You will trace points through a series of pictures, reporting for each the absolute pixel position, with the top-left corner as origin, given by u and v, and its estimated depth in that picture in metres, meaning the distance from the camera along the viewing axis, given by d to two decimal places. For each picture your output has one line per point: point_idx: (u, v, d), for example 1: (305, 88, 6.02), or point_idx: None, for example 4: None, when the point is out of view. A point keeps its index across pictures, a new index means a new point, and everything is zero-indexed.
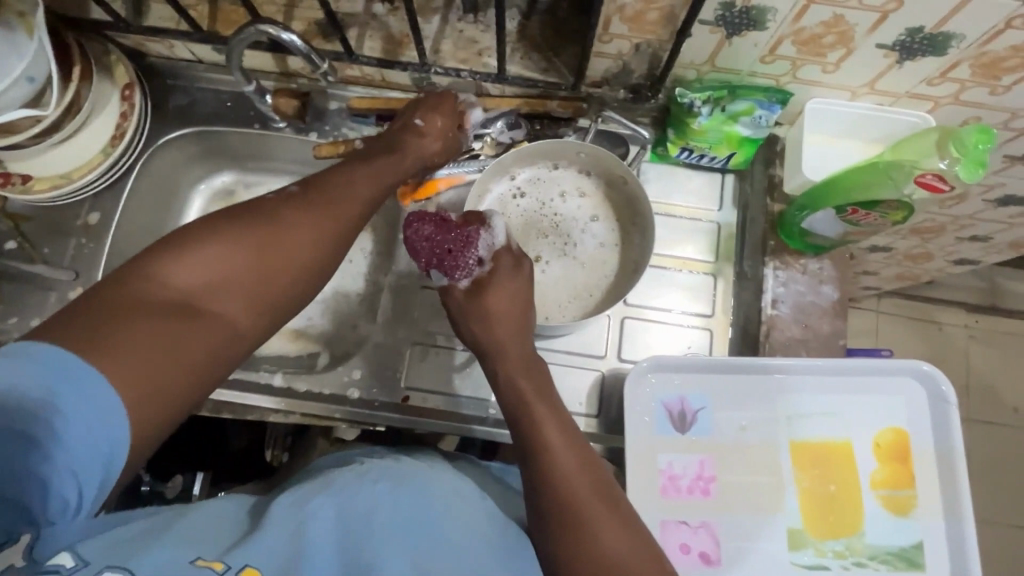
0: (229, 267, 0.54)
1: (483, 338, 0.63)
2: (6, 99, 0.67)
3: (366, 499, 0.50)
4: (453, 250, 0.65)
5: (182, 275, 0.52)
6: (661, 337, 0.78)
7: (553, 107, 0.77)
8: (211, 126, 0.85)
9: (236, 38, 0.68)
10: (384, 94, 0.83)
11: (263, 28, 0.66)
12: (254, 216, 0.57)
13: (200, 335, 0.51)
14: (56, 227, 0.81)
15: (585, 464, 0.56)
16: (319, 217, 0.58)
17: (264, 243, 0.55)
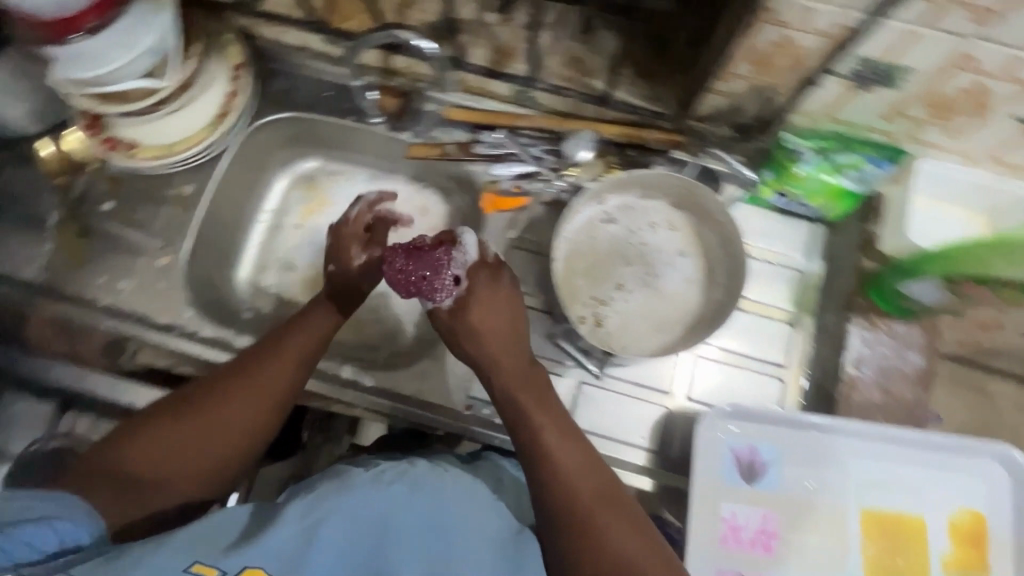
0: (182, 444, 0.60)
1: (479, 354, 0.63)
2: (130, 70, 0.70)
3: (383, 500, 0.53)
4: (428, 276, 0.65)
5: (145, 453, 0.59)
6: (730, 381, 0.77)
7: (649, 137, 0.76)
8: (308, 113, 0.86)
9: (368, 38, 0.71)
10: (480, 103, 0.83)
11: (402, 34, 0.70)
12: (217, 375, 0.64)
13: (150, 505, 0.58)
14: (148, 194, 0.83)
15: (591, 473, 0.57)
16: (274, 364, 0.65)
17: (219, 399, 0.62)
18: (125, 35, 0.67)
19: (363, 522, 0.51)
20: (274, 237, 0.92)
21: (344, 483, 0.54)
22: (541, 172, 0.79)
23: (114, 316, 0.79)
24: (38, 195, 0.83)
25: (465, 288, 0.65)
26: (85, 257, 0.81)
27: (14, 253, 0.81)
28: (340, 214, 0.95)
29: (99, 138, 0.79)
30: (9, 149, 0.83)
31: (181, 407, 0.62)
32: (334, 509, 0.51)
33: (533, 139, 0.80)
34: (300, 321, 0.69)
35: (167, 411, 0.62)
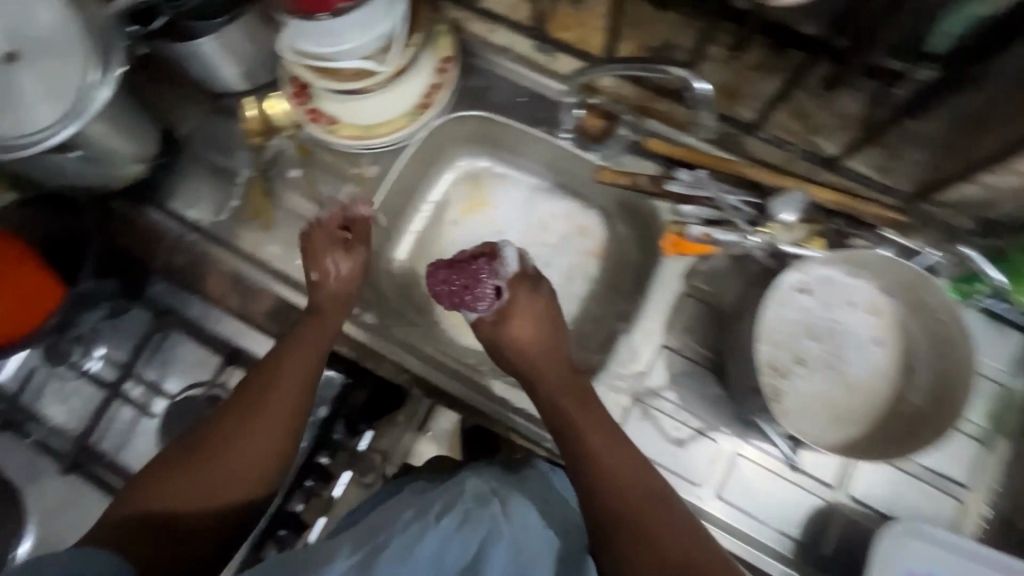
0: (201, 478, 0.62)
1: (523, 360, 0.70)
2: (358, 50, 0.71)
3: (433, 543, 0.54)
4: (470, 287, 0.71)
5: (171, 491, 0.61)
6: (907, 492, 0.69)
7: (866, 211, 0.70)
8: (496, 115, 0.84)
9: (643, 65, 0.68)
10: (679, 138, 0.77)
11: (675, 70, 0.67)
12: (226, 411, 0.66)
13: (182, 539, 0.61)
14: (332, 170, 0.85)
15: (632, 474, 0.60)
16: (277, 394, 0.66)
17: (235, 439, 0.64)
18: (364, 21, 0.68)
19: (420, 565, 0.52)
20: (433, 229, 0.93)
21: (395, 526, 0.55)
22: (735, 223, 0.73)
23: (286, 282, 0.81)
24: (233, 149, 0.87)
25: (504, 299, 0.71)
26: (266, 218, 0.84)
27: (203, 199, 0.85)
28: (498, 217, 0.93)
29: (304, 108, 0.80)
30: (216, 100, 0.88)
31: (198, 444, 0.64)
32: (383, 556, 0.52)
33: (732, 188, 0.74)
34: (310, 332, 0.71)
35: (184, 450, 0.64)
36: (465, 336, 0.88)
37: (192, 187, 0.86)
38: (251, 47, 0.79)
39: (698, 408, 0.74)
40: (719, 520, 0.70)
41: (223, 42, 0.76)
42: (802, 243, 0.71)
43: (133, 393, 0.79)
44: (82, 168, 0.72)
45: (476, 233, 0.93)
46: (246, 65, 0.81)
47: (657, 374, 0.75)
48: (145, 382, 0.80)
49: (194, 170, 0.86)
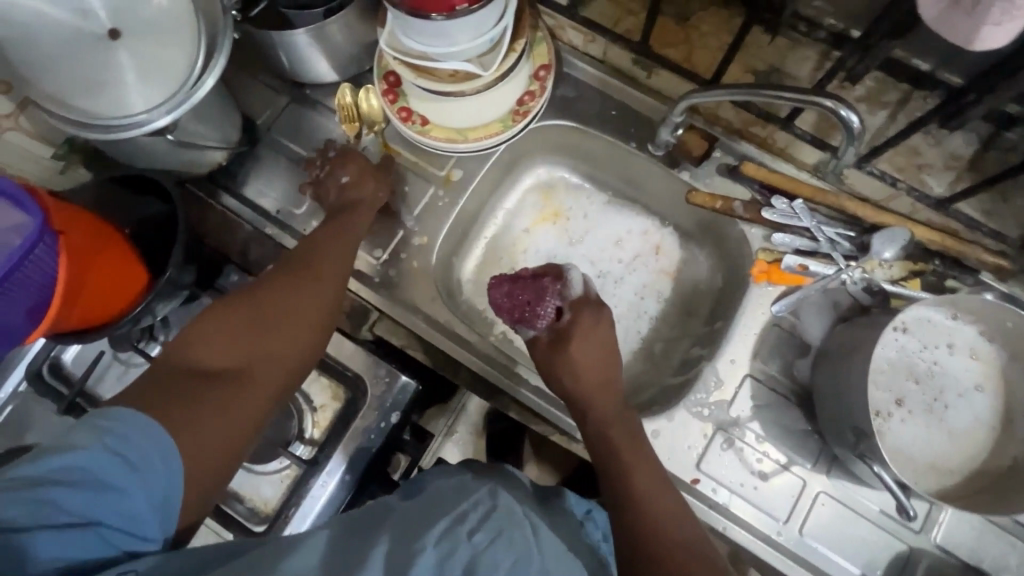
0: (249, 345, 0.62)
1: (570, 388, 0.69)
2: (465, 52, 0.69)
3: (465, 559, 0.48)
4: (530, 303, 0.71)
5: (221, 349, 0.61)
6: (994, 543, 0.68)
7: (971, 255, 0.69)
8: (588, 127, 0.84)
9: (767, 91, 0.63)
10: (776, 165, 0.77)
11: (822, 101, 0.60)
12: (255, 312, 0.64)
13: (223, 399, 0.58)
14: (415, 170, 0.83)
15: (669, 517, 0.59)
16: (303, 295, 0.66)
17: (270, 341, 0.63)
18: (481, 19, 0.66)
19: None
20: (505, 236, 0.92)
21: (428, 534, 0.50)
22: (832, 256, 0.73)
23: (364, 281, 0.80)
24: (313, 141, 0.84)
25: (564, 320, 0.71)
26: None
27: (281, 191, 0.83)
28: (573, 228, 0.91)
29: (395, 106, 0.79)
30: (297, 90, 0.86)
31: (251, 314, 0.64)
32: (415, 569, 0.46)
33: (830, 220, 0.74)
34: (331, 243, 0.71)
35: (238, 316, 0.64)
36: None
37: (267, 176, 0.83)
38: (345, 40, 0.77)
39: (783, 443, 0.72)
40: (798, 555, 0.70)
41: (320, 33, 0.74)
42: (898, 281, 0.71)
43: None
44: (173, 150, 0.72)
45: (549, 243, 0.91)
46: (337, 57, 0.79)
47: (741, 404, 0.73)
48: None
49: (270, 160, 0.84)
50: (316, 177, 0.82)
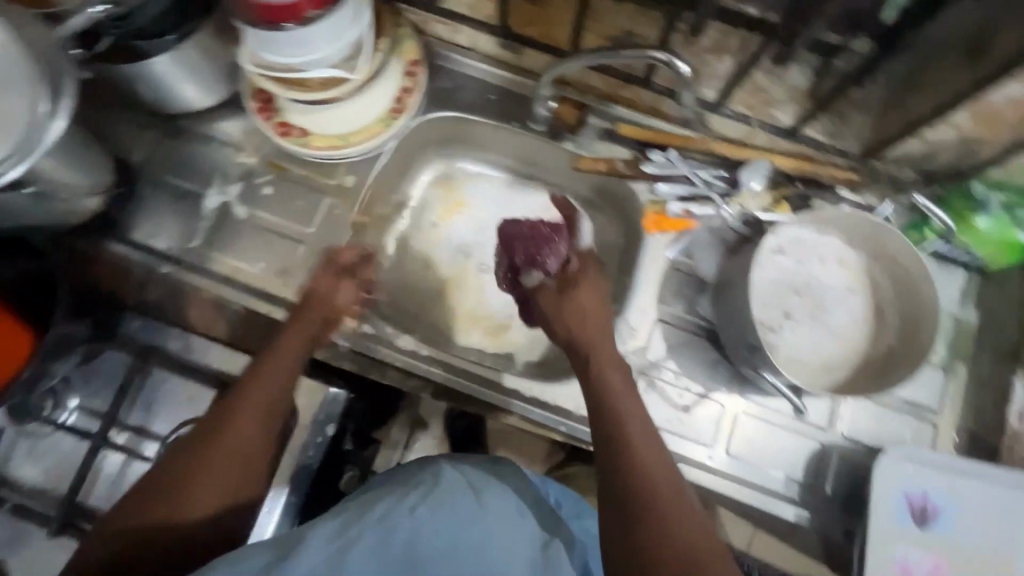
0: (202, 426, 0.59)
1: (569, 331, 0.67)
2: (328, 57, 0.70)
3: (406, 534, 0.51)
4: (541, 245, 0.79)
5: (183, 445, 0.58)
6: (891, 425, 0.76)
7: (824, 174, 0.76)
8: (471, 115, 0.86)
9: (608, 52, 0.68)
10: (648, 122, 0.82)
11: (656, 55, 0.67)
12: (202, 425, 0.60)
13: (189, 491, 0.55)
14: (307, 183, 0.82)
15: (659, 466, 0.56)
16: (273, 392, 0.62)
17: (217, 453, 0.57)
18: (336, 25, 0.67)
19: (390, 559, 0.50)
20: (414, 233, 0.93)
21: (370, 512, 0.52)
22: (710, 196, 0.79)
23: (275, 304, 0.78)
24: (196, 171, 0.82)
25: (576, 267, 0.72)
26: (241, 240, 0.80)
27: (172, 228, 0.80)
28: (479, 214, 0.94)
29: (272, 122, 0.78)
30: (169, 123, 0.83)
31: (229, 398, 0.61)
32: (358, 547, 0.50)
33: (703, 164, 0.80)
34: (313, 312, 0.70)
35: (224, 401, 0.61)
36: (465, 336, 0.89)
37: (154, 216, 0.80)
38: (206, 64, 0.76)
39: (698, 375, 0.78)
40: (730, 474, 0.75)
41: (176, 60, 0.72)
42: (770, 208, 0.78)
43: (117, 440, 0.77)
44: (37, 205, 0.68)
45: (459, 233, 0.93)
46: (203, 83, 0.78)
47: (656, 347, 0.78)
48: (130, 427, 0.77)
49: (155, 199, 0.81)
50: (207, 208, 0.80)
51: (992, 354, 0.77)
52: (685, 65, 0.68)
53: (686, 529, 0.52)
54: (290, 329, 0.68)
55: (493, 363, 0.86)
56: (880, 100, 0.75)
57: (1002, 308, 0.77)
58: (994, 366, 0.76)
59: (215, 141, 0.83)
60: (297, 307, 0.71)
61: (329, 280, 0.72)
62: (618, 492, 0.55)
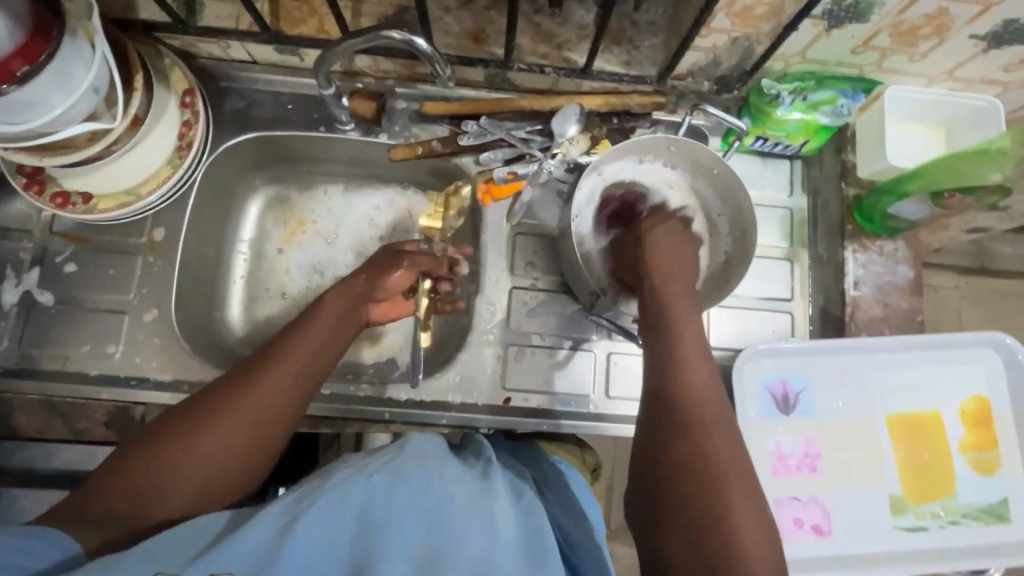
0: (203, 406, 0.56)
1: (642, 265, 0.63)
2: (73, 113, 0.63)
3: (360, 498, 0.49)
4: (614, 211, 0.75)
5: (184, 421, 0.55)
6: (753, 325, 0.78)
7: (633, 103, 0.77)
8: (275, 131, 0.81)
9: (349, 41, 0.64)
10: (454, 94, 0.80)
11: (389, 34, 0.62)
12: (231, 377, 0.59)
13: (179, 466, 0.53)
14: (114, 248, 0.76)
15: (702, 384, 0.54)
16: (304, 352, 0.61)
17: (236, 407, 0.56)
18: (64, 75, 0.60)
19: (344, 521, 0.48)
20: (259, 266, 0.87)
21: (329, 482, 0.51)
22: (531, 153, 0.78)
23: (111, 385, 0.72)
24: None
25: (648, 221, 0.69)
26: (54, 328, 0.73)
27: None
28: (322, 228, 0.89)
29: (46, 195, 0.71)
30: None
31: (242, 381, 0.58)
32: (310, 514, 0.47)
33: (518, 124, 0.79)
34: (356, 296, 0.68)
35: (235, 381, 0.58)
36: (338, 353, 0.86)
37: None
38: None
39: (564, 329, 0.78)
40: (619, 416, 0.77)
41: None
42: (590, 150, 0.78)
43: None
44: None
45: (306, 253, 0.88)
46: None
47: (518, 316, 0.78)
48: None
49: None
50: (6, 303, 0.73)
51: (825, 233, 0.80)
52: (424, 41, 0.64)
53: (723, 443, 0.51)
54: (332, 295, 0.68)
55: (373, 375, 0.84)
56: (662, 18, 0.76)
57: (824, 187, 0.81)
58: (828, 243, 0.80)
59: None
60: (336, 287, 0.69)
61: (391, 257, 0.72)
62: (658, 396, 0.54)
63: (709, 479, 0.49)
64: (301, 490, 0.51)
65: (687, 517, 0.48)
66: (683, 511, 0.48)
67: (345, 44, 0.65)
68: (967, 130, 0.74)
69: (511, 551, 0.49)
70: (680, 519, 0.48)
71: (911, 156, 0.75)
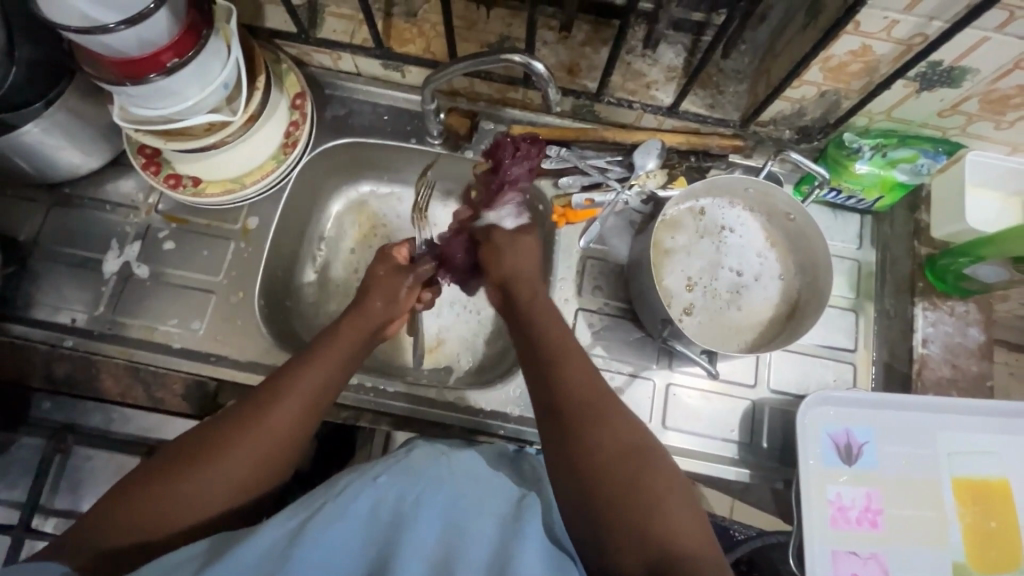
0: (217, 433, 0.56)
1: (505, 271, 0.70)
2: (202, 104, 0.68)
3: (369, 500, 0.51)
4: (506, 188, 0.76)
5: (198, 447, 0.55)
6: (815, 372, 0.79)
7: (712, 144, 0.80)
8: (367, 138, 0.86)
9: (468, 62, 0.67)
10: (540, 120, 0.84)
11: (511, 57, 0.65)
12: (237, 409, 0.58)
13: (195, 490, 0.53)
14: (209, 231, 0.81)
15: (587, 394, 0.58)
16: (312, 380, 0.60)
17: (246, 438, 0.56)
18: (200, 70, 0.66)
19: (356, 526, 0.49)
20: (333, 263, 0.91)
21: (335, 489, 0.53)
22: (609, 183, 0.81)
23: (193, 359, 0.76)
24: (91, 238, 0.79)
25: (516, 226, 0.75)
26: (146, 299, 0.77)
27: (73, 299, 0.77)
28: (396, 234, 0.94)
29: (161, 175, 0.77)
30: (56, 192, 0.80)
31: (257, 408, 0.58)
32: (322, 514, 0.49)
33: (598, 154, 0.82)
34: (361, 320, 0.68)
35: (251, 407, 0.58)
36: (399, 355, 0.88)
37: (53, 290, 0.77)
38: (83, 128, 0.74)
39: (626, 355, 0.79)
40: (676, 449, 0.76)
41: (49, 128, 0.70)
42: (666, 185, 0.81)
43: (44, 529, 0.79)
44: None
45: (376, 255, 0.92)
46: (85, 147, 0.76)
47: (582, 336, 0.80)
48: (56, 511, 0.80)
49: (51, 272, 0.77)
50: (107, 272, 0.78)
51: (897, 288, 0.81)
52: (543, 66, 0.67)
53: (622, 433, 0.55)
54: (343, 324, 0.67)
55: (430, 379, 0.86)
56: (749, 68, 0.79)
57: (895, 243, 0.82)
58: (898, 298, 0.80)
59: (109, 203, 0.80)
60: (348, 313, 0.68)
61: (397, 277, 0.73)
62: (552, 417, 0.57)
63: (631, 465, 0.53)
64: (310, 498, 0.52)
65: (621, 513, 0.51)
66: (615, 510, 0.51)
67: (452, 68, 0.69)
68: None
69: (539, 549, 0.50)
70: (612, 509, 0.52)
71: (988, 222, 0.75)
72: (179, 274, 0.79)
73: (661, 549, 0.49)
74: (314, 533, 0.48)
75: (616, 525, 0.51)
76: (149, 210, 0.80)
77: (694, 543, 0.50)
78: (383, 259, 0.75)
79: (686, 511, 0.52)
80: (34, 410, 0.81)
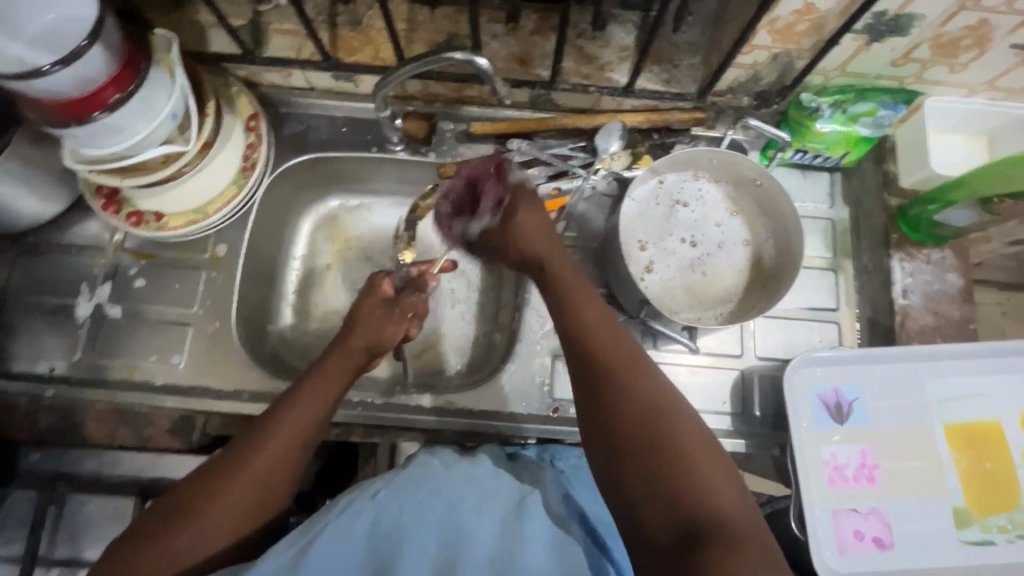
0: (201, 486, 0.55)
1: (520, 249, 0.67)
2: (152, 137, 0.67)
3: (368, 518, 0.51)
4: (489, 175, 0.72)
5: (182, 503, 0.54)
6: (799, 334, 0.79)
7: (673, 119, 0.79)
8: (327, 152, 0.85)
9: (411, 65, 0.66)
10: (499, 114, 0.84)
11: (453, 55, 0.64)
12: (223, 458, 0.57)
13: (179, 549, 0.52)
14: (179, 263, 0.80)
15: (613, 344, 0.55)
16: (299, 417, 0.60)
17: (234, 488, 0.55)
18: (144, 103, 0.65)
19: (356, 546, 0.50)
20: (310, 281, 0.91)
21: (335, 509, 0.52)
22: (573, 170, 0.80)
23: (176, 393, 0.76)
24: (60, 284, 0.78)
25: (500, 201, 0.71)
26: (122, 339, 0.77)
27: (50, 348, 0.76)
28: (368, 245, 0.93)
29: (121, 214, 0.76)
30: (20, 242, 0.79)
31: (242, 459, 0.56)
32: (322, 538, 0.49)
33: (560, 142, 0.81)
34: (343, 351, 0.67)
35: (236, 454, 0.57)
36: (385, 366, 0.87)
37: (29, 340, 0.76)
38: (36, 174, 0.73)
39: None
40: None
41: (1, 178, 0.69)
42: (631, 166, 0.80)
43: None
44: None
45: (353, 269, 0.92)
46: (42, 193, 0.75)
47: None
48: (58, 561, 0.80)
49: (24, 323, 0.77)
50: (80, 316, 0.77)
51: (873, 243, 0.80)
52: (486, 60, 0.65)
53: (653, 389, 0.52)
54: (329, 361, 0.66)
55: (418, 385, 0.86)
56: (701, 39, 0.79)
57: (866, 198, 0.82)
58: (873, 253, 0.80)
59: (74, 247, 0.80)
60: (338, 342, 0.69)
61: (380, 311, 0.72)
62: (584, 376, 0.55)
63: (659, 420, 0.50)
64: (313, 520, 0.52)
65: (647, 467, 0.48)
66: (644, 469, 0.48)
67: (399, 72, 0.68)
68: (1007, 139, 0.74)
69: (538, 547, 0.50)
70: (637, 467, 0.49)
71: (952, 166, 0.76)
72: (153, 308, 0.78)
73: (689, 510, 0.46)
74: (315, 560, 0.48)
75: (644, 487, 0.48)
76: (116, 249, 0.80)
77: (725, 504, 0.47)
78: (370, 293, 0.74)
79: (715, 468, 0.48)
80: (23, 462, 0.80)
